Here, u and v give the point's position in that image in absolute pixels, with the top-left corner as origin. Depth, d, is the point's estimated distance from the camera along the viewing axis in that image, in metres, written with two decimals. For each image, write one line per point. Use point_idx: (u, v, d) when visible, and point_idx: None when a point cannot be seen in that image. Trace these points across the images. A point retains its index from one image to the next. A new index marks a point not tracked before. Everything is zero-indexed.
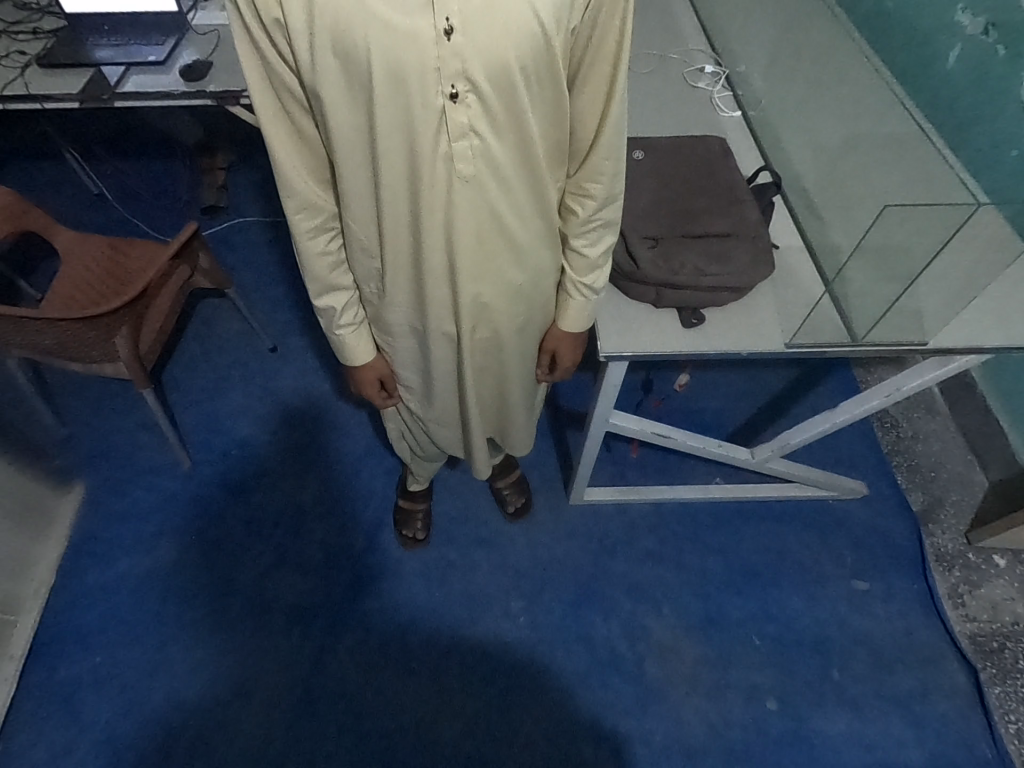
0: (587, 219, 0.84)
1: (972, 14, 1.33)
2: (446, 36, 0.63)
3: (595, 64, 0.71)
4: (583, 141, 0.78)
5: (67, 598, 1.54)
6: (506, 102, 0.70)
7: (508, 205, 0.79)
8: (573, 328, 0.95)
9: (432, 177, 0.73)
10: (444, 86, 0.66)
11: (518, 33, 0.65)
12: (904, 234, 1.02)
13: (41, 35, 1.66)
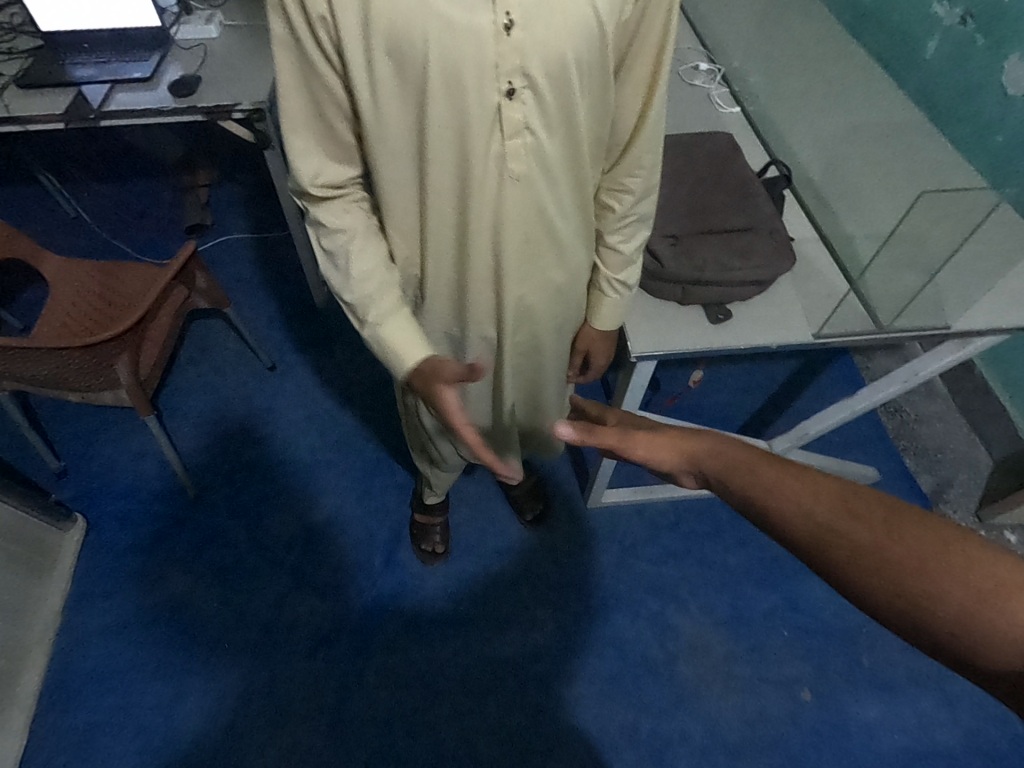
0: (624, 215, 0.84)
1: (949, 4, 1.34)
2: (506, 30, 0.62)
3: (640, 57, 0.71)
4: (623, 135, 0.78)
5: (77, 638, 1.47)
6: (559, 98, 0.68)
7: (554, 204, 0.77)
8: (607, 327, 0.94)
9: (482, 178, 0.72)
10: (501, 82, 0.65)
11: (576, 25, 0.64)
12: (929, 224, 1.05)
13: (17, 55, 1.60)
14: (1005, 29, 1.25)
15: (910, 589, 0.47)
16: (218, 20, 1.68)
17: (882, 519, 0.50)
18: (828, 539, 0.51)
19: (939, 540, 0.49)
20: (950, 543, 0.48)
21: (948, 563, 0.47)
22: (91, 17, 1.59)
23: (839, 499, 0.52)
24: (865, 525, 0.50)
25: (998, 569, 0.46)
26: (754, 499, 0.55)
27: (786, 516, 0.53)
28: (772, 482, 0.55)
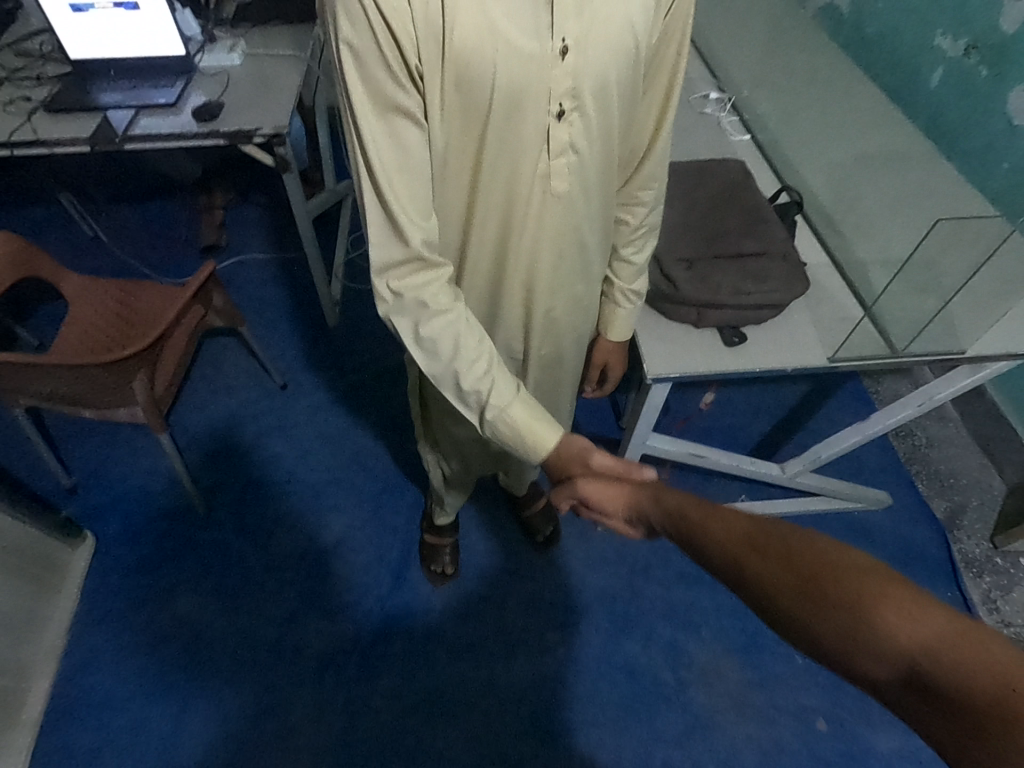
0: (637, 227, 0.89)
1: (951, 38, 1.38)
2: (561, 54, 0.65)
3: (658, 73, 0.77)
4: (638, 148, 0.83)
5: (82, 658, 1.46)
6: (601, 117, 0.72)
7: (587, 220, 0.81)
8: (620, 338, 0.99)
9: (528, 193, 0.75)
10: (552, 104, 0.68)
11: (617, 49, 0.68)
12: (943, 251, 1.07)
13: (45, 81, 1.66)
14: (1008, 61, 1.29)
15: (792, 613, 0.48)
16: (242, 49, 1.74)
17: (769, 550, 0.51)
18: (735, 568, 0.53)
19: (821, 567, 0.48)
20: (830, 571, 0.48)
21: (825, 588, 0.47)
22: (119, 46, 1.64)
23: (740, 534, 0.54)
24: (763, 559, 0.51)
25: (864, 594, 0.46)
26: (681, 531, 0.60)
27: (704, 544, 0.56)
28: (688, 523, 0.59)
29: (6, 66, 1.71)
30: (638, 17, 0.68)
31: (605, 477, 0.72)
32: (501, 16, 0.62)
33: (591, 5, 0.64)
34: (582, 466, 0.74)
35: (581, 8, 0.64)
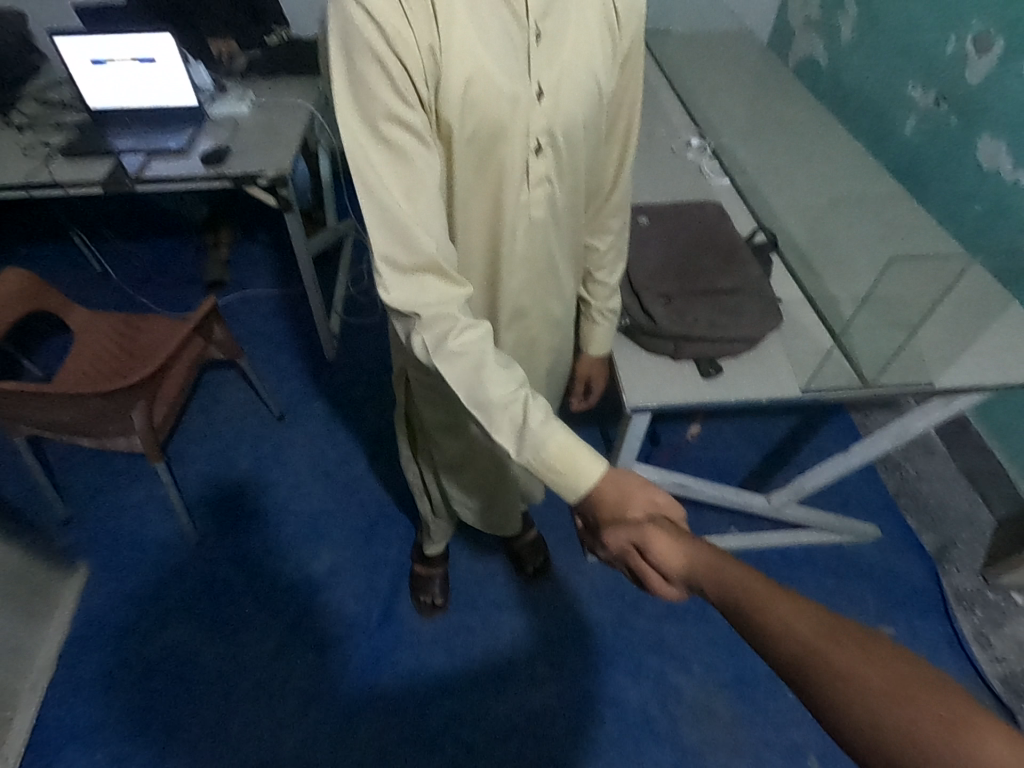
0: (608, 252, 0.99)
1: (923, 90, 1.59)
2: (538, 98, 0.72)
3: (619, 119, 0.87)
4: (606, 180, 0.92)
5: (68, 689, 1.45)
6: (571, 153, 0.80)
7: (560, 248, 0.88)
8: (600, 351, 1.10)
9: (512, 222, 0.80)
10: (530, 140, 0.74)
11: (585, 96, 0.76)
12: (908, 286, 1.15)
13: (64, 128, 1.76)
14: (972, 111, 1.45)
15: (870, 709, 0.40)
16: (250, 98, 1.84)
17: (858, 644, 0.43)
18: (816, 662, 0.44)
19: (910, 680, 0.40)
20: (935, 693, 0.39)
21: (915, 699, 0.39)
22: (134, 96, 1.75)
23: (822, 622, 0.46)
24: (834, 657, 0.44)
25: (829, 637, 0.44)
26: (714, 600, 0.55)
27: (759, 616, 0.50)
28: (759, 597, 0.50)
29: (28, 113, 1.82)
30: (600, 69, 0.77)
31: (667, 529, 0.64)
32: (489, 60, 0.67)
33: (560, 58, 0.73)
34: (646, 512, 0.67)
35: (552, 60, 0.72)
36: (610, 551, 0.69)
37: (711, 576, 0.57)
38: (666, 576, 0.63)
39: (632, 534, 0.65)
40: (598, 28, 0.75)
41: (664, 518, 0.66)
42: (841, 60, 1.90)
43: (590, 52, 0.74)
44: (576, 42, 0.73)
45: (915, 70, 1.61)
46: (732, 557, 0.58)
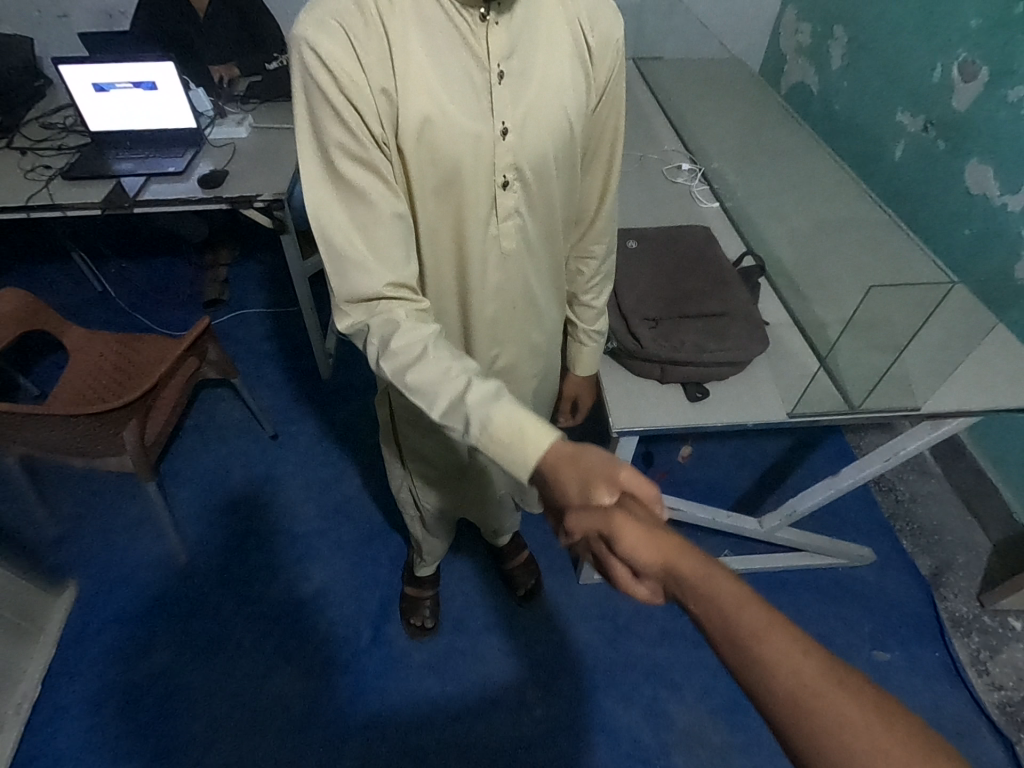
0: (592, 278, 1.00)
1: (911, 115, 1.62)
2: (502, 135, 0.74)
3: (598, 152, 0.89)
4: (587, 211, 0.94)
5: (54, 713, 1.44)
6: (541, 186, 0.81)
7: (536, 276, 0.90)
8: (587, 374, 1.10)
9: (482, 252, 0.82)
10: (497, 175, 0.76)
11: (555, 131, 0.78)
12: (889, 309, 1.11)
13: (66, 151, 1.79)
14: (959, 135, 1.48)
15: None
16: (249, 122, 1.87)
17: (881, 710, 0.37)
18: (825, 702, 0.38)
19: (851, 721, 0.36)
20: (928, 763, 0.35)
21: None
22: (135, 121, 1.79)
23: (828, 668, 0.38)
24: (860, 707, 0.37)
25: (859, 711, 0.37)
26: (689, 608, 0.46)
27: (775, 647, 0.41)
28: (757, 626, 0.41)
29: (31, 137, 1.86)
30: (571, 106, 0.78)
31: (644, 518, 0.51)
32: (448, 98, 0.70)
33: (526, 95, 0.74)
34: (615, 495, 0.53)
35: (517, 99, 0.73)
36: (570, 535, 0.56)
37: (695, 585, 0.46)
38: (636, 570, 0.51)
39: (594, 522, 0.53)
40: (567, 66, 0.76)
41: (638, 505, 0.53)
42: (832, 86, 1.94)
43: (559, 88, 0.76)
44: (542, 81, 0.75)
45: (904, 96, 1.64)
46: (717, 560, 0.47)
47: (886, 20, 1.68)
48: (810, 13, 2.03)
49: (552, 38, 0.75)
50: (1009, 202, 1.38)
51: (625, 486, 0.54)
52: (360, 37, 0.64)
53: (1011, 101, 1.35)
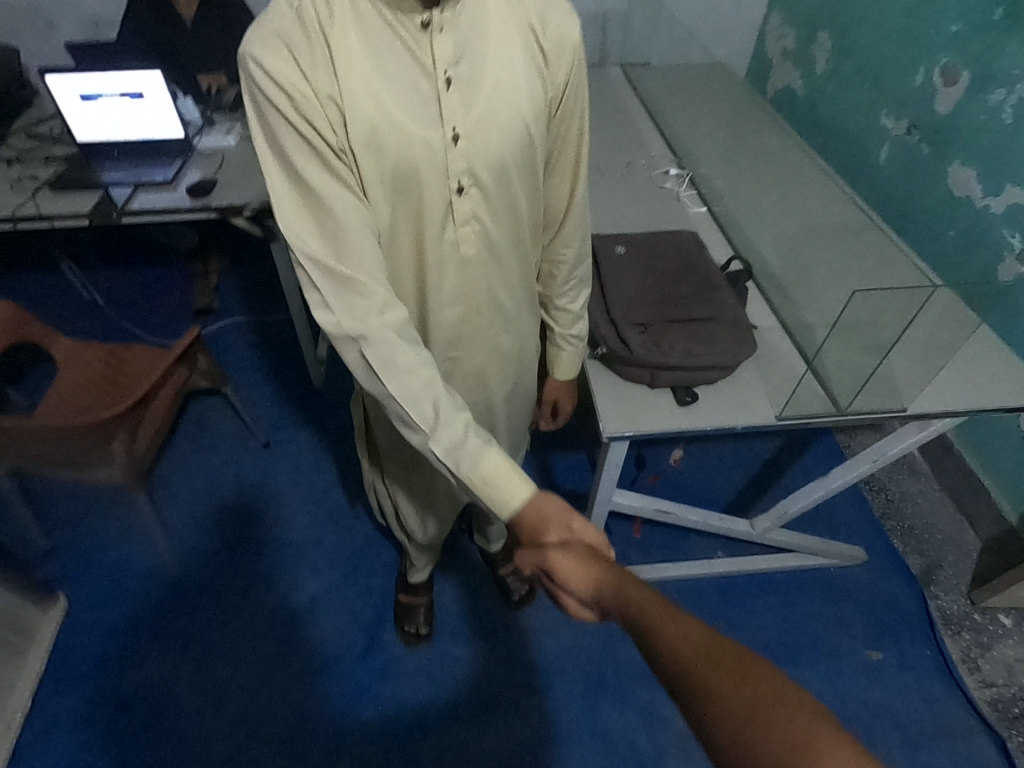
0: (565, 279, 1.00)
1: (894, 119, 1.64)
2: (454, 141, 0.74)
3: (563, 154, 0.89)
4: (556, 212, 0.94)
5: (45, 728, 1.42)
6: (502, 190, 0.82)
7: (503, 282, 0.91)
8: (566, 377, 1.12)
9: (445, 260, 0.84)
10: (451, 181, 0.77)
11: (511, 136, 0.78)
12: (874, 312, 1.14)
13: (52, 161, 1.78)
14: (941, 138, 1.50)
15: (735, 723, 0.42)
16: (237, 131, 1.87)
17: (730, 665, 0.45)
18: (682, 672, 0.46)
19: (781, 698, 0.42)
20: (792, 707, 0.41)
21: (771, 721, 0.41)
22: (123, 131, 1.78)
23: (706, 641, 0.47)
24: (717, 673, 0.44)
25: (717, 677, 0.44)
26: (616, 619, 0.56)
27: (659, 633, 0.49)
28: (652, 622, 0.51)
29: (18, 147, 1.85)
30: (527, 110, 0.78)
31: (579, 553, 0.63)
32: (396, 108, 0.71)
33: (478, 100, 0.74)
34: (561, 537, 0.65)
35: (468, 104, 0.74)
36: (529, 573, 0.68)
37: (615, 599, 0.56)
38: (578, 599, 0.62)
39: (534, 561, 0.66)
40: (521, 69, 0.76)
41: (579, 542, 0.64)
42: (816, 90, 1.96)
43: (514, 93, 0.76)
44: (494, 86, 0.75)
45: (887, 100, 1.66)
46: (642, 583, 0.56)
47: (868, 25, 1.71)
48: (794, 18, 2.05)
49: (504, 44, 0.75)
50: (992, 203, 1.40)
51: (574, 531, 0.65)
52: (301, 51, 0.65)
53: (993, 105, 1.37)
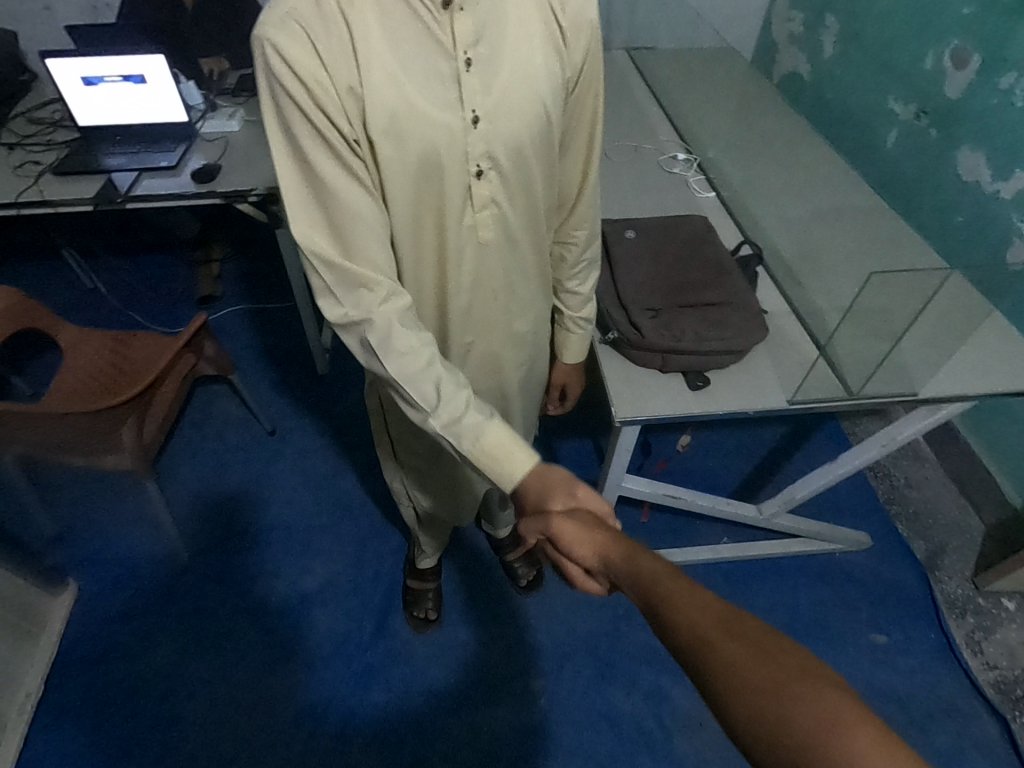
0: (575, 263, 1.00)
1: (903, 104, 1.63)
2: (473, 124, 0.74)
3: (578, 136, 0.88)
4: (570, 196, 0.94)
5: (60, 712, 1.44)
6: (518, 173, 0.81)
7: (519, 267, 0.90)
8: (575, 361, 1.12)
9: (461, 245, 0.83)
10: (470, 165, 0.76)
11: (530, 117, 0.77)
12: (884, 298, 1.12)
13: (54, 147, 1.76)
14: (950, 123, 1.49)
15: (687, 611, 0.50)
16: (240, 116, 1.86)
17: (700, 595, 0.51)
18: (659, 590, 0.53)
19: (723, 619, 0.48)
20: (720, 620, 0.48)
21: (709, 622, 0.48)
22: (125, 116, 1.77)
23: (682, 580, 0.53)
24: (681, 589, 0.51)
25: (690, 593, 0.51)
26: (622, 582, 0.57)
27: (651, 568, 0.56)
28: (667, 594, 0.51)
29: (19, 132, 1.83)
30: (545, 91, 0.77)
31: (583, 520, 0.64)
32: (415, 89, 0.70)
33: (497, 82, 0.74)
34: (565, 505, 0.66)
35: (487, 85, 0.73)
36: (531, 541, 0.69)
37: (627, 567, 0.57)
38: (584, 566, 0.64)
39: (536, 529, 0.67)
40: (540, 50, 0.75)
41: (584, 509, 0.65)
42: (824, 74, 1.94)
43: (532, 74, 0.75)
44: (513, 67, 0.74)
45: (896, 84, 1.65)
46: (649, 549, 0.58)
47: (878, 7, 1.69)
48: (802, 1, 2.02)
49: (523, 22, 0.74)
50: (1001, 188, 1.39)
51: (577, 499, 0.66)
52: (320, 32, 0.64)
53: (1003, 89, 1.36)
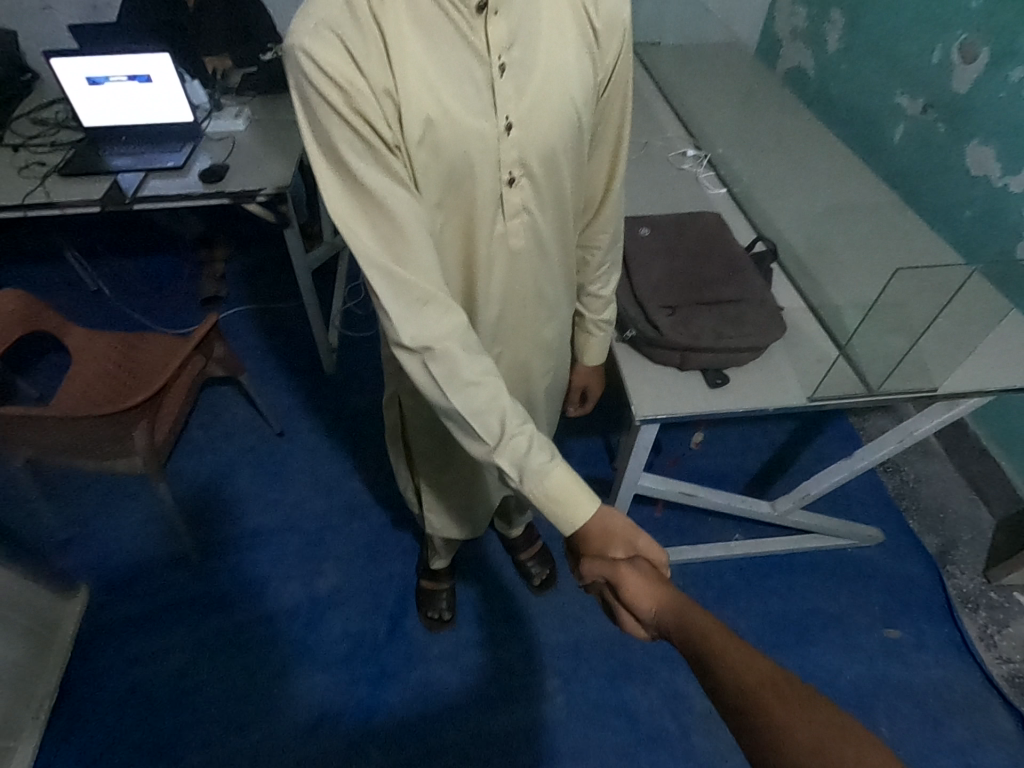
0: (599, 265, 0.99)
1: (910, 99, 1.62)
2: (506, 131, 0.73)
3: (604, 137, 0.88)
4: (595, 200, 0.94)
5: (75, 716, 1.43)
6: (549, 178, 0.80)
7: (546, 271, 0.90)
8: (595, 362, 1.11)
9: (490, 251, 0.83)
10: (503, 172, 0.76)
11: (561, 121, 0.77)
12: (908, 292, 1.15)
13: (59, 148, 1.75)
14: (959, 118, 1.49)
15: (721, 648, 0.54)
16: (246, 115, 1.83)
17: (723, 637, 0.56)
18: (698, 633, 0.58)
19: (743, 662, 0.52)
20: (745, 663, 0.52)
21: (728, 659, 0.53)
22: (130, 116, 1.75)
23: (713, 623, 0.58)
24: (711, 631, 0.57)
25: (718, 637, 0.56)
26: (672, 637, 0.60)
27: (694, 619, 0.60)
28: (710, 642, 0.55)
29: (23, 133, 1.81)
30: (577, 94, 0.77)
31: (644, 571, 0.66)
32: (450, 96, 0.69)
33: (530, 86, 0.73)
34: (627, 552, 0.68)
35: (520, 90, 0.72)
36: (587, 580, 0.71)
37: (678, 623, 0.60)
38: (638, 613, 0.66)
39: (600, 570, 0.68)
40: (572, 51, 0.75)
41: (645, 560, 0.67)
42: (829, 70, 1.93)
43: (564, 77, 0.75)
44: (545, 70, 0.73)
45: (903, 79, 1.64)
46: (700, 607, 0.61)
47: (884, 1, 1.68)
48: None
49: (556, 22, 0.73)
50: (1010, 183, 1.39)
51: (639, 549, 0.68)
52: (355, 42, 0.62)
53: (1012, 83, 1.36)
